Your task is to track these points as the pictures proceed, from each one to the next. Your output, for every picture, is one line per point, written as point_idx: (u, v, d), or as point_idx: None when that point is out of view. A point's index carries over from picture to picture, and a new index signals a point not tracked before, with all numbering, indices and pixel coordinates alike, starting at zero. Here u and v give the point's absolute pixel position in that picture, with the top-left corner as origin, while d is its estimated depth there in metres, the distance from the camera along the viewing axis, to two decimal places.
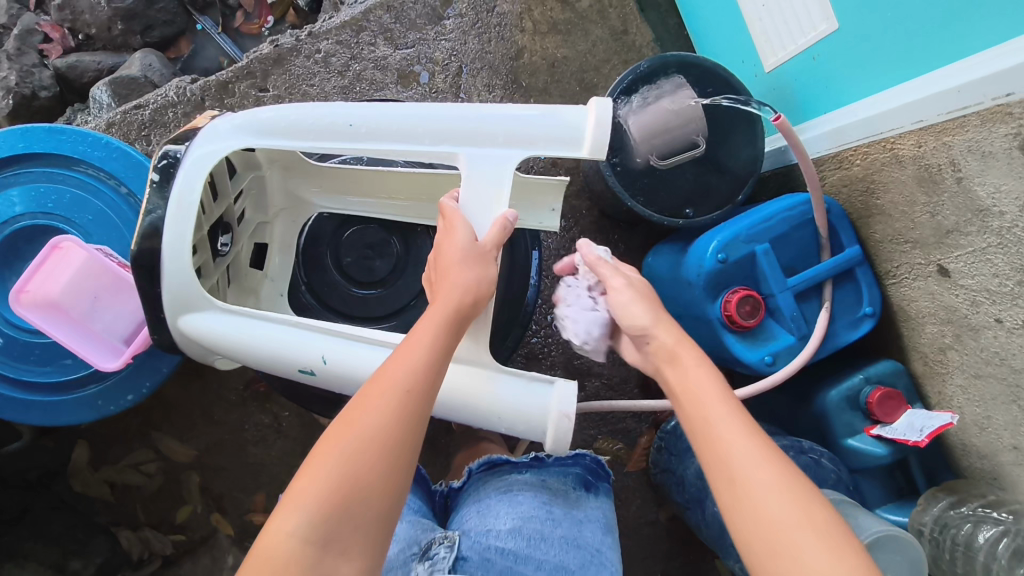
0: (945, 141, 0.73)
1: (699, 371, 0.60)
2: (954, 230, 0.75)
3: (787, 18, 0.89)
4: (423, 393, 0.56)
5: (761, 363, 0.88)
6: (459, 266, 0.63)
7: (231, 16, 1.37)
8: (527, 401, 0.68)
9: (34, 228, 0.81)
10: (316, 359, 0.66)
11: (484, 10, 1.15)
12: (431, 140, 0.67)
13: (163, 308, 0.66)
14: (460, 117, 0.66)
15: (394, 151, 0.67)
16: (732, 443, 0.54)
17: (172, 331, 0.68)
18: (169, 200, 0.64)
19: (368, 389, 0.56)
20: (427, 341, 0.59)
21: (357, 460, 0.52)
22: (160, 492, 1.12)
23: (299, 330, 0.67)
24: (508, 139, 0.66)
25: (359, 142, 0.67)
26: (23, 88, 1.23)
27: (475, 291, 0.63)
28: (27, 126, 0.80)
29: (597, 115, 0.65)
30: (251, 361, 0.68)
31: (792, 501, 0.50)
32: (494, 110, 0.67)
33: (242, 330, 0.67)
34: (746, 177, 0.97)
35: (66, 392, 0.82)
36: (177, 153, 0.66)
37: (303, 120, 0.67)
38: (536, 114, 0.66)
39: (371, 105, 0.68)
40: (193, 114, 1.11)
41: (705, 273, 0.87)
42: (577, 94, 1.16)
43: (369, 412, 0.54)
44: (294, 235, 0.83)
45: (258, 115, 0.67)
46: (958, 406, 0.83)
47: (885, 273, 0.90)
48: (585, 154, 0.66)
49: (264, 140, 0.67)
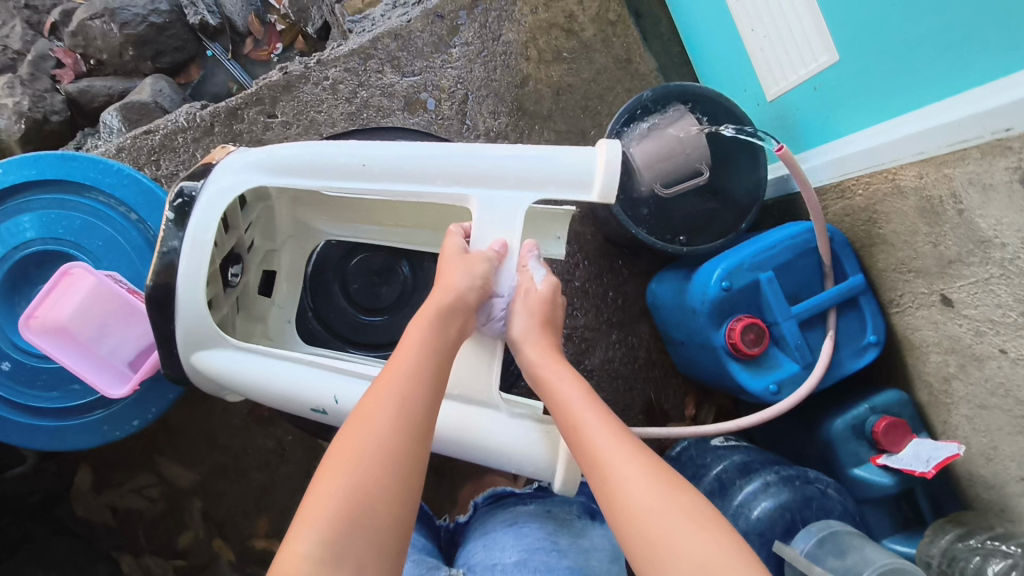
0: (946, 173, 0.74)
1: (564, 380, 0.66)
2: (956, 260, 0.76)
3: (789, 50, 0.90)
4: (417, 398, 0.59)
5: (765, 392, 0.88)
6: (454, 272, 0.67)
7: (240, 43, 1.40)
8: (531, 440, 0.67)
9: (44, 254, 0.81)
10: (329, 398, 0.66)
11: (489, 38, 1.17)
12: (441, 180, 0.67)
13: (178, 345, 0.67)
14: (471, 159, 0.67)
15: (406, 192, 0.68)
16: (607, 445, 0.59)
17: (184, 368, 0.68)
18: (185, 238, 0.65)
19: (364, 406, 0.59)
20: (415, 348, 0.62)
21: (363, 469, 0.54)
22: (162, 516, 1.11)
23: (312, 370, 0.67)
24: (518, 181, 0.67)
25: (369, 182, 0.68)
26: (35, 112, 1.24)
27: (468, 299, 0.67)
28: (40, 152, 0.81)
29: (606, 159, 0.66)
30: (264, 398, 0.68)
31: (660, 492, 0.55)
32: (505, 150, 0.67)
33: (251, 366, 0.68)
34: (749, 207, 0.97)
35: (71, 417, 0.82)
36: (193, 191, 0.67)
37: (316, 159, 0.68)
38: (544, 155, 0.67)
39: (383, 144, 0.68)
40: (202, 140, 1.13)
41: (709, 300, 0.88)
42: (581, 122, 1.18)
43: (367, 422, 0.57)
44: (301, 263, 0.83)
45: (274, 154, 0.68)
46: (964, 436, 0.83)
47: (888, 302, 0.90)
48: (596, 198, 0.66)
49: (278, 179, 0.68)
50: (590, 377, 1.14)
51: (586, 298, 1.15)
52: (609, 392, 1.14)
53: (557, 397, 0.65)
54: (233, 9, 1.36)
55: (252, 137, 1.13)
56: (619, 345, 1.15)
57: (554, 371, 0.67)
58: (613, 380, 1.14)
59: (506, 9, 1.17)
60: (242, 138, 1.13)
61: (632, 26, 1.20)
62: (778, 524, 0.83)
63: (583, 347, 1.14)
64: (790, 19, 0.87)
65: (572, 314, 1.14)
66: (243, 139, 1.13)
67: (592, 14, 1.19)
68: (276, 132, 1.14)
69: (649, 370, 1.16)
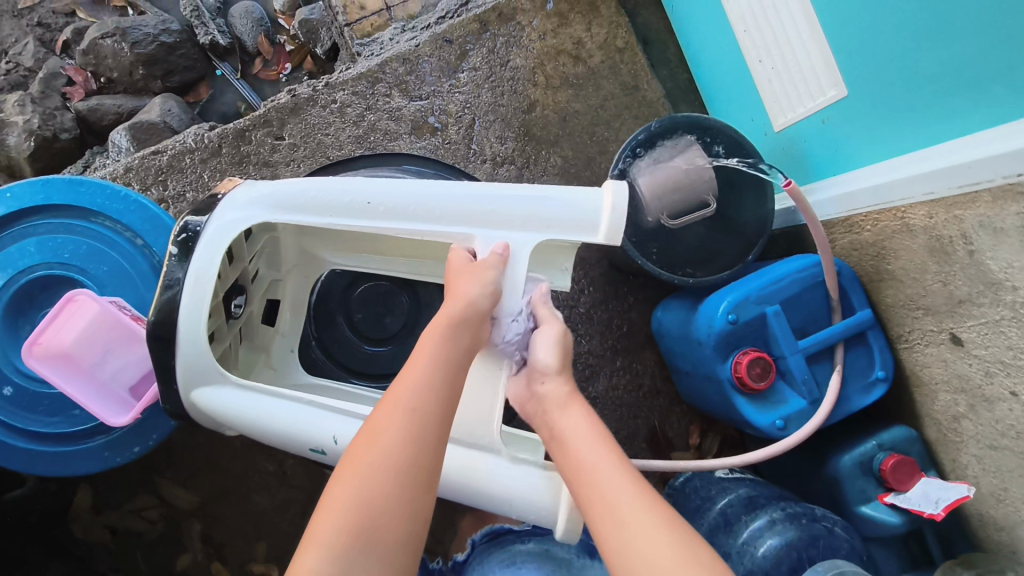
0: (957, 214, 0.73)
1: (579, 423, 0.62)
2: (966, 300, 0.75)
3: (798, 82, 0.90)
4: (430, 413, 0.57)
5: (772, 427, 0.87)
6: (465, 281, 0.64)
7: (249, 63, 1.41)
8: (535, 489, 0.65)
9: (49, 278, 0.81)
10: (327, 439, 0.65)
11: (497, 64, 1.17)
12: (444, 219, 0.67)
13: (177, 383, 0.66)
14: (476, 202, 0.67)
15: (412, 232, 0.68)
16: (621, 490, 0.55)
17: (184, 404, 0.68)
18: (187, 276, 0.65)
19: (377, 418, 0.57)
20: (428, 359, 0.60)
21: (374, 487, 0.52)
22: (161, 538, 1.11)
23: (313, 409, 0.67)
24: (523, 224, 0.67)
25: (372, 220, 0.68)
26: (44, 130, 1.23)
27: (481, 307, 0.63)
28: (49, 177, 0.82)
29: (613, 202, 0.66)
30: (264, 437, 0.68)
31: (675, 539, 0.50)
32: (510, 190, 0.67)
33: (249, 404, 0.67)
34: (756, 237, 0.97)
35: (72, 442, 0.82)
36: (197, 227, 0.66)
37: (320, 196, 0.68)
38: (550, 195, 0.67)
39: (389, 182, 0.68)
40: (210, 161, 1.13)
41: (715, 332, 0.87)
42: (587, 148, 1.18)
43: (378, 438, 0.55)
44: (305, 293, 0.84)
45: (279, 191, 0.68)
46: (974, 476, 0.81)
47: (896, 337, 0.89)
48: (602, 240, 0.66)
49: (281, 214, 0.68)
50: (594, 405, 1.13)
51: (591, 325, 1.14)
52: (612, 420, 1.13)
53: (572, 437, 0.61)
54: (243, 29, 1.39)
55: (259, 158, 1.13)
56: (623, 372, 1.14)
57: (569, 410, 0.63)
58: (616, 408, 1.14)
59: (514, 35, 1.18)
60: (249, 160, 1.13)
61: (639, 53, 1.20)
62: (784, 563, 0.81)
63: (587, 374, 1.13)
64: (799, 52, 0.87)
65: (577, 340, 1.13)
66: (250, 160, 1.13)
67: (599, 41, 1.19)
68: (283, 154, 1.14)
69: (653, 398, 1.15)
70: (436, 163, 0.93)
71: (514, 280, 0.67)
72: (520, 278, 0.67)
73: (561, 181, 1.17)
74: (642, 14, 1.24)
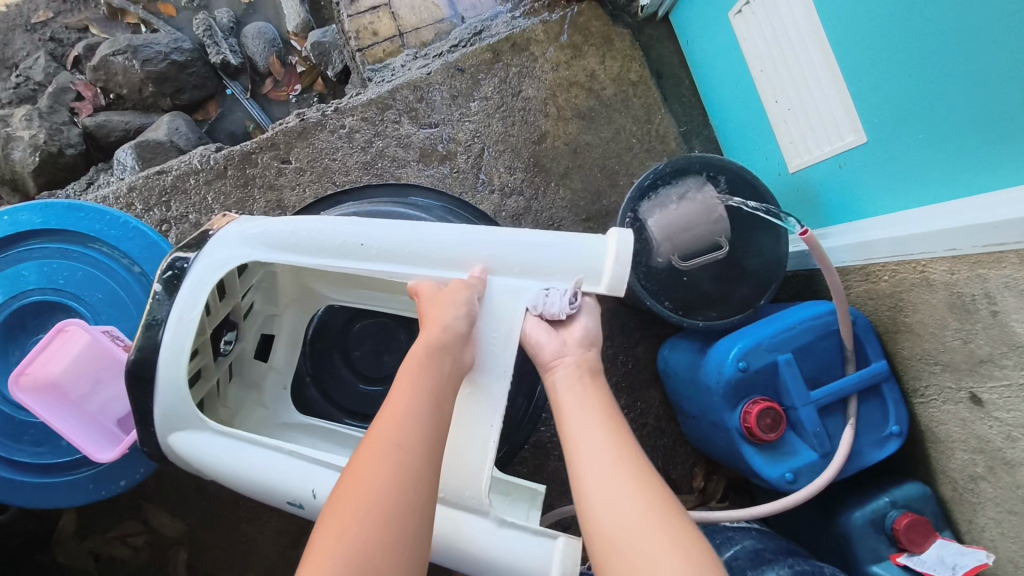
0: (980, 273, 0.71)
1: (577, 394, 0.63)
2: (988, 359, 0.72)
3: (814, 125, 0.89)
4: (418, 451, 0.55)
5: (780, 480, 0.84)
6: (438, 306, 0.61)
7: (260, 82, 1.41)
8: (524, 555, 0.58)
9: (42, 304, 0.79)
10: (307, 492, 0.62)
11: (509, 94, 1.16)
12: (438, 262, 0.66)
13: (155, 424, 0.64)
14: (473, 244, 0.65)
15: (405, 275, 0.66)
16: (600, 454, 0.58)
17: (162, 447, 0.66)
18: (169, 317, 0.63)
19: (363, 454, 0.55)
20: (415, 392, 0.58)
21: (366, 531, 0.50)
22: (145, 567, 1.07)
23: (293, 460, 0.63)
24: (524, 269, 0.65)
25: (368, 262, 0.66)
26: (50, 145, 1.22)
27: (457, 329, 0.61)
28: (47, 201, 0.80)
29: (617, 253, 0.64)
30: (243, 487, 0.65)
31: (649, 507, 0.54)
32: (510, 236, 0.65)
33: (232, 452, 0.64)
34: (768, 282, 0.94)
35: (56, 474, 0.79)
36: (183, 263, 0.65)
37: (319, 238, 0.66)
38: (549, 242, 0.64)
39: (384, 222, 0.66)
40: (214, 182, 1.12)
41: (725, 380, 0.84)
42: (597, 181, 1.16)
43: (369, 477, 0.53)
44: (302, 327, 0.81)
45: (276, 230, 0.66)
46: (991, 541, 0.77)
47: (911, 390, 0.86)
48: (605, 288, 0.64)
49: (276, 253, 0.66)
50: None
51: None
52: None
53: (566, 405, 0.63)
54: (255, 49, 1.39)
55: (264, 181, 1.12)
56: (627, 411, 1.12)
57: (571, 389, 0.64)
58: None
59: (526, 66, 1.17)
60: (255, 182, 1.12)
61: (652, 88, 1.19)
62: None
63: None
64: (817, 94, 0.86)
65: None
66: (255, 183, 1.12)
67: (613, 74, 1.18)
68: (289, 178, 1.12)
69: (657, 438, 1.12)
70: (443, 195, 0.91)
71: (491, 305, 0.64)
72: (499, 312, 0.64)
73: (569, 214, 1.15)
74: (656, 48, 1.23)
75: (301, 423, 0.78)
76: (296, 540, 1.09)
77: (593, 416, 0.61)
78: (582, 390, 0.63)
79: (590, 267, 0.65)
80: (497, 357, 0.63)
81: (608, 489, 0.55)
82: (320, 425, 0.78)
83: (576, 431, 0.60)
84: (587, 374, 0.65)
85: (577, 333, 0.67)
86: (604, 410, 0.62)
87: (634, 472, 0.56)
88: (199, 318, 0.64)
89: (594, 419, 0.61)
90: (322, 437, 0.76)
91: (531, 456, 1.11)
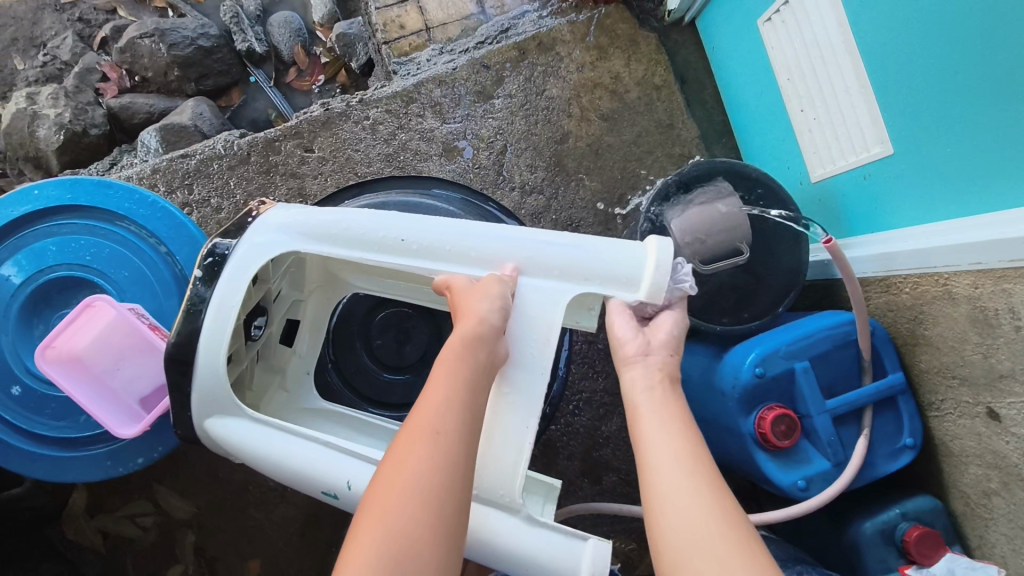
0: (1005, 287, 0.71)
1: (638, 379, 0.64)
2: (1008, 375, 0.72)
3: (840, 136, 0.89)
4: (455, 440, 0.55)
5: (794, 487, 0.84)
6: (473, 298, 0.61)
7: (284, 71, 1.42)
8: (555, 557, 0.59)
9: (67, 279, 0.80)
10: (340, 483, 0.62)
11: (533, 92, 1.17)
12: (472, 259, 0.66)
13: (191, 408, 0.66)
14: (510, 244, 0.65)
15: (439, 272, 0.67)
16: (658, 442, 0.58)
17: (196, 431, 0.67)
18: (211, 302, 0.64)
19: (399, 444, 0.56)
20: (449, 380, 0.58)
21: (406, 519, 0.51)
22: (153, 547, 1.08)
23: (327, 449, 0.64)
24: (562, 272, 0.64)
25: (404, 257, 0.66)
26: (74, 124, 1.22)
27: (494, 323, 0.61)
28: (77, 177, 0.81)
29: (658, 260, 0.63)
30: (275, 474, 0.65)
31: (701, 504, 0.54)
32: (547, 238, 0.65)
33: (263, 440, 0.65)
34: (787, 290, 0.94)
35: (75, 449, 0.80)
36: (224, 249, 0.66)
37: (354, 228, 0.66)
38: (584, 245, 0.64)
39: (422, 218, 0.67)
40: (237, 168, 1.13)
41: (741, 385, 0.84)
42: (617, 182, 1.16)
43: (405, 468, 0.54)
44: (325, 314, 0.82)
45: (311, 218, 0.67)
46: (1002, 557, 0.77)
47: (927, 404, 0.87)
48: (642, 296, 0.64)
49: (310, 243, 0.67)
50: (605, 445, 1.12)
51: (608, 361, 1.13)
52: (624, 460, 1.12)
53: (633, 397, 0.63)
54: (281, 38, 1.39)
55: (287, 169, 1.13)
56: None
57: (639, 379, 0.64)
58: (628, 449, 1.12)
59: (552, 65, 1.18)
60: (277, 169, 1.13)
61: (676, 92, 1.19)
62: None
63: (601, 413, 1.13)
64: (845, 107, 0.86)
65: (593, 376, 1.13)
66: (278, 170, 1.13)
67: (637, 77, 1.19)
68: (312, 167, 1.13)
69: None
70: (464, 188, 0.92)
71: (523, 302, 0.64)
72: (532, 311, 0.64)
73: (588, 214, 1.15)
74: (681, 53, 1.24)
75: (321, 409, 0.79)
76: (304, 527, 1.09)
77: (670, 420, 0.60)
78: (661, 396, 0.62)
79: (627, 274, 0.65)
80: (532, 357, 0.63)
81: (684, 498, 0.54)
82: (338, 411, 0.79)
83: (646, 423, 0.60)
84: (667, 380, 0.64)
85: (660, 337, 0.66)
86: (674, 407, 0.61)
87: (708, 484, 0.55)
88: (238, 305, 0.65)
89: (671, 421, 0.60)
90: (340, 423, 0.77)
91: (540, 454, 1.12)
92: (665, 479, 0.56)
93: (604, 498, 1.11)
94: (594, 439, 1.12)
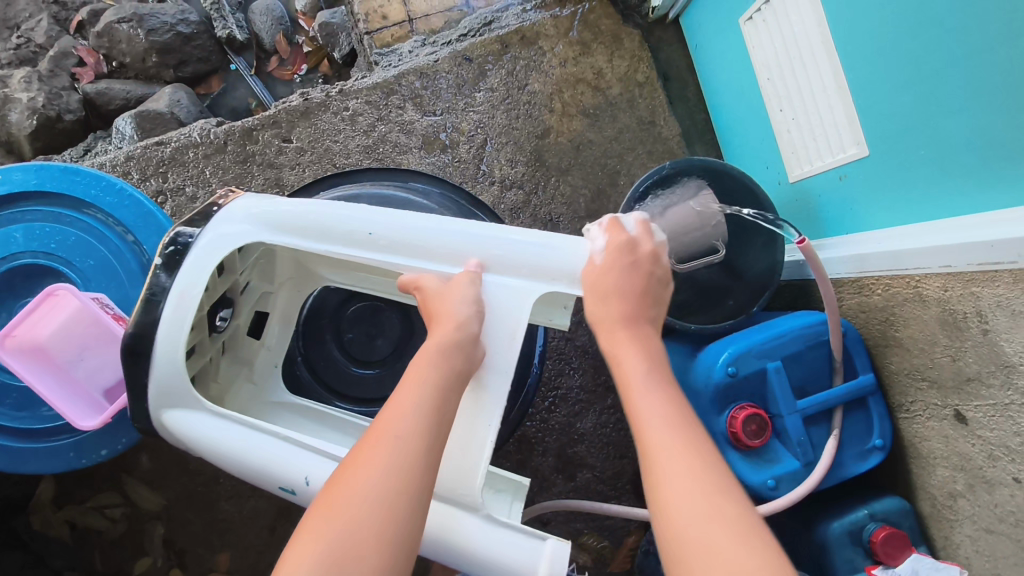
0: (973, 291, 0.71)
1: (632, 363, 0.62)
2: (976, 378, 0.72)
3: (816, 136, 0.89)
4: (416, 444, 0.55)
5: (762, 486, 0.84)
6: (449, 300, 0.61)
7: (265, 60, 1.40)
8: (514, 556, 0.58)
9: (33, 267, 0.79)
10: (298, 479, 0.61)
11: (515, 86, 1.16)
12: (440, 254, 0.65)
13: (150, 401, 0.65)
14: (478, 240, 0.65)
15: (409, 268, 0.66)
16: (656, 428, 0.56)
17: (156, 423, 0.66)
18: (170, 293, 0.63)
19: (361, 445, 0.55)
20: (420, 383, 0.58)
21: (354, 522, 0.50)
22: (122, 539, 1.07)
23: (291, 445, 0.63)
24: (531, 271, 0.64)
25: (373, 252, 0.66)
26: (48, 109, 1.21)
27: (470, 329, 0.61)
28: (44, 163, 0.79)
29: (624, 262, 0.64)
30: (235, 468, 0.64)
31: (704, 487, 0.52)
32: (516, 235, 0.65)
33: (225, 434, 0.64)
34: (762, 289, 0.94)
35: (38, 440, 0.79)
36: (187, 239, 0.65)
37: (321, 221, 0.66)
38: (551, 244, 0.64)
39: (392, 212, 0.66)
40: (213, 157, 1.11)
41: (714, 383, 0.85)
42: (598, 178, 1.16)
43: (360, 470, 0.53)
44: (296, 306, 0.81)
45: (277, 210, 0.66)
46: (966, 558, 0.77)
47: (897, 406, 0.87)
48: None
49: (274, 234, 0.66)
50: (580, 442, 1.12)
51: (585, 358, 1.13)
52: (599, 458, 1.12)
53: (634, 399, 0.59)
54: (262, 26, 1.37)
55: (264, 159, 1.11)
56: (613, 411, 1.13)
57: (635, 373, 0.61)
58: (603, 446, 1.12)
59: (534, 59, 1.17)
60: (254, 159, 1.11)
61: (659, 89, 1.19)
62: None
63: (577, 410, 1.13)
64: (822, 107, 0.86)
65: (569, 373, 1.13)
66: (255, 160, 1.11)
67: (620, 73, 1.18)
68: (289, 157, 1.12)
69: None
70: (444, 182, 0.90)
71: (492, 299, 0.64)
72: (501, 308, 0.64)
73: (568, 210, 1.14)
74: (665, 50, 1.24)
75: (290, 402, 0.78)
76: (274, 522, 1.09)
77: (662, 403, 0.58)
78: (648, 369, 0.61)
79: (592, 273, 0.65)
80: (501, 355, 0.62)
81: (683, 476, 0.53)
82: (306, 405, 0.78)
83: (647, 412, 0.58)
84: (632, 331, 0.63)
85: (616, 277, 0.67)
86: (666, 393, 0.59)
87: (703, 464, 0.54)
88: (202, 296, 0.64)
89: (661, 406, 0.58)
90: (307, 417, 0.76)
91: (515, 450, 1.12)
92: (675, 490, 0.52)
93: (578, 495, 1.11)
94: (569, 436, 1.12)
